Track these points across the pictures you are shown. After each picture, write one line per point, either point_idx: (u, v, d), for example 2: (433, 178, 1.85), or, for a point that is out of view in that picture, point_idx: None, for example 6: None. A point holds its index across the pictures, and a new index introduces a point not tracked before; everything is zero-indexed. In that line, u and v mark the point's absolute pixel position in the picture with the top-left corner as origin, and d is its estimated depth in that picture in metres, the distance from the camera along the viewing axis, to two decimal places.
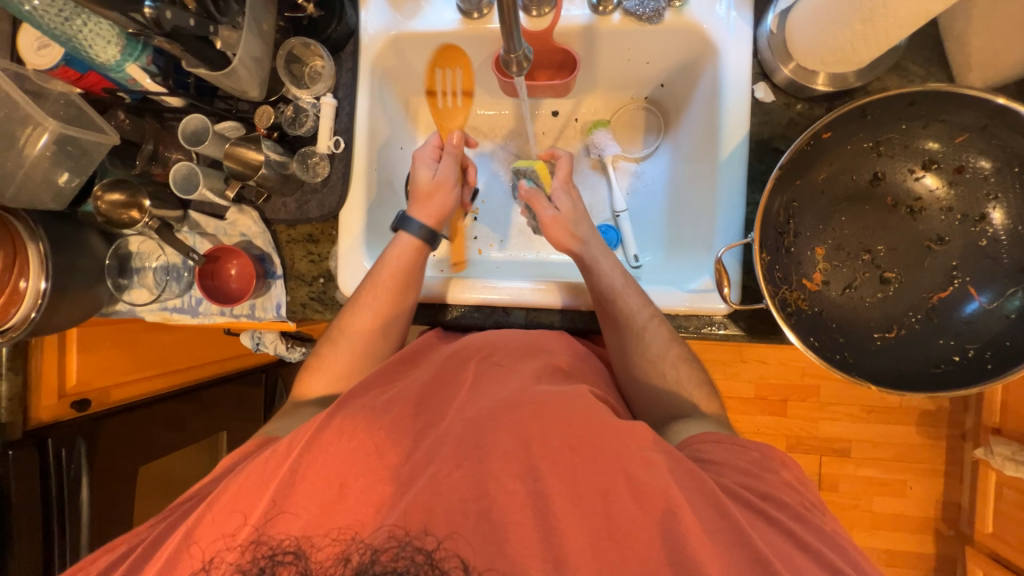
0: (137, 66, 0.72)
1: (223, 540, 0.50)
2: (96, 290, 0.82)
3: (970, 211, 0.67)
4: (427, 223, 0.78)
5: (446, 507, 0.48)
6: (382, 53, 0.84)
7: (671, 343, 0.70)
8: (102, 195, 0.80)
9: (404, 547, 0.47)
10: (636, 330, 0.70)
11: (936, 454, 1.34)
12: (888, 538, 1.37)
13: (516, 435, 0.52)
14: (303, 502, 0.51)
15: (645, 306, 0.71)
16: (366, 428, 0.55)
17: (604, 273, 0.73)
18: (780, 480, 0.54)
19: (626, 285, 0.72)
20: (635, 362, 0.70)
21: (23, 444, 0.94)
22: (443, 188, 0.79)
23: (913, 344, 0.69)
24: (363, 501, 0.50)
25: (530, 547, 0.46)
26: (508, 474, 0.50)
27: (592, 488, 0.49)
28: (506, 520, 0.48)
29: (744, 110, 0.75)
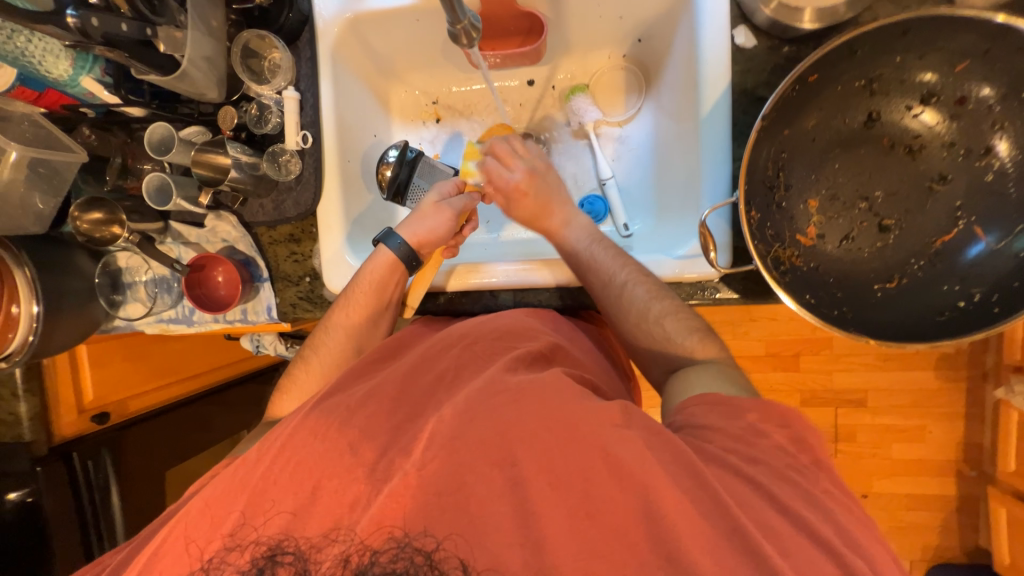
0: (92, 79, 0.71)
1: (222, 542, 0.51)
2: (91, 307, 0.84)
3: (974, 145, 0.63)
4: (406, 240, 0.73)
5: (431, 497, 0.49)
6: (341, 37, 0.80)
7: (671, 314, 0.66)
8: (80, 215, 0.80)
9: (404, 548, 0.48)
10: (654, 322, 0.66)
11: (954, 397, 1.32)
12: (908, 484, 1.36)
13: (496, 422, 0.52)
14: (286, 501, 0.51)
15: (640, 286, 0.67)
16: (341, 426, 0.55)
17: (593, 264, 0.70)
18: (772, 445, 0.52)
19: (631, 276, 0.68)
20: (626, 333, 0.68)
21: (51, 458, 0.98)
22: (441, 214, 0.75)
23: (916, 293, 0.66)
24: (342, 500, 0.51)
25: (508, 535, 0.47)
26: (485, 462, 0.50)
27: (575, 469, 0.49)
28: (486, 508, 0.48)
29: (724, 58, 0.70)
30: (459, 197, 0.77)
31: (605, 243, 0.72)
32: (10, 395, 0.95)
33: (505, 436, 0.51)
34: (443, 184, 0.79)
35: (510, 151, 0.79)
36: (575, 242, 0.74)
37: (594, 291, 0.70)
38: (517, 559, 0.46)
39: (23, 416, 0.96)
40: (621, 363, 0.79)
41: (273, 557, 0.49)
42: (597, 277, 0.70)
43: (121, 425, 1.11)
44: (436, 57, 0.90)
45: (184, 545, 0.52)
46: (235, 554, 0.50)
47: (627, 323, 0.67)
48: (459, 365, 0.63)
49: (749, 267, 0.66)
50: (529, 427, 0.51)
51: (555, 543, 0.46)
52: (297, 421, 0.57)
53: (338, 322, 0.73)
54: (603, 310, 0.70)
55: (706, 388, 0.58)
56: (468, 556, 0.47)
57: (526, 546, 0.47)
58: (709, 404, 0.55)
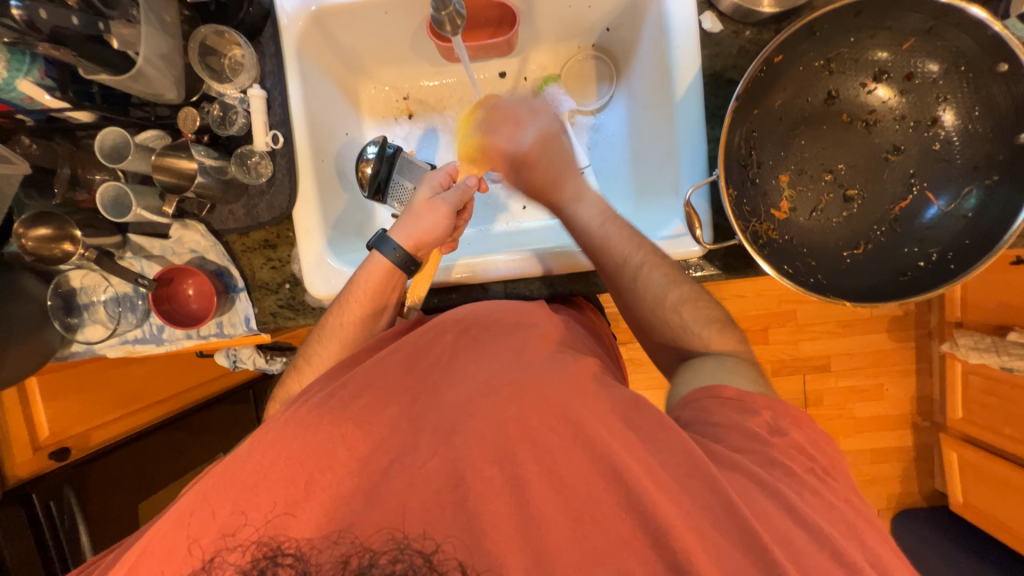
0: (31, 82, 0.63)
1: (221, 539, 0.46)
2: (45, 333, 0.77)
3: (922, 116, 0.68)
4: (403, 244, 0.70)
5: (431, 495, 0.47)
6: (305, 32, 0.77)
7: (691, 290, 0.67)
8: (26, 232, 0.73)
9: (403, 550, 0.45)
10: (670, 310, 0.67)
11: (907, 355, 1.42)
12: (873, 438, 1.46)
13: (493, 419, 0.50)
14: (279, 501, 0.47)
15: (661, 269, 0.67)
16: (331, 419, 0.52)
17: (615, 247, 0.68)
18: (789, 444, 0.52)
19: (646, 259, 0.67)
20: (642, 314, 0.69)
21: (8, 502, 0.91)
22: (437, 212, 0.71)
23: (881, 256, 0.71)
24: (336, 494, 0.48)
25: (511, 540, 0.45)
26: (484, 458, 0.48)
27: (573, 454, 0.49)
28: (483, 509, 0.46)
29: (693, 43, 0.72)
30: (454, 190, 0.73)
31: (620, 222, 0.70)
32: None
33: (505, 432, 0.50)
34: (436, 174, 0.75)
35: (523, 112, 0.77)
36: (586, 218, 0.71)
37: (606, 271, 0.69)
38: (518, 551, 0.45)
39: None
40: (608, 347, 0.79)
41: (275, 558, 0.45)
42: (609, 258, 0.69)
43: (82, 460, 1.02)
44: (404, 51, 0.88)
45: (158, 556, 0.46)
46: (234, 554, 0.45)
47: (644, 308, 0.68)
48: (454, 351, 0.61)
49: (731, 241, 0.69)
50: (531, 424, 0.50)
51: (555, 530, 0.45)
52: (294, 412, 0.54)
53: (332, 330, 0.70)
54: (618, 291, 0.69)
55: (718, 378, 0.59)
56: (466, 551, 0.45)
57: (524, 538, 0.45)
58: (720, 399, 0.56)
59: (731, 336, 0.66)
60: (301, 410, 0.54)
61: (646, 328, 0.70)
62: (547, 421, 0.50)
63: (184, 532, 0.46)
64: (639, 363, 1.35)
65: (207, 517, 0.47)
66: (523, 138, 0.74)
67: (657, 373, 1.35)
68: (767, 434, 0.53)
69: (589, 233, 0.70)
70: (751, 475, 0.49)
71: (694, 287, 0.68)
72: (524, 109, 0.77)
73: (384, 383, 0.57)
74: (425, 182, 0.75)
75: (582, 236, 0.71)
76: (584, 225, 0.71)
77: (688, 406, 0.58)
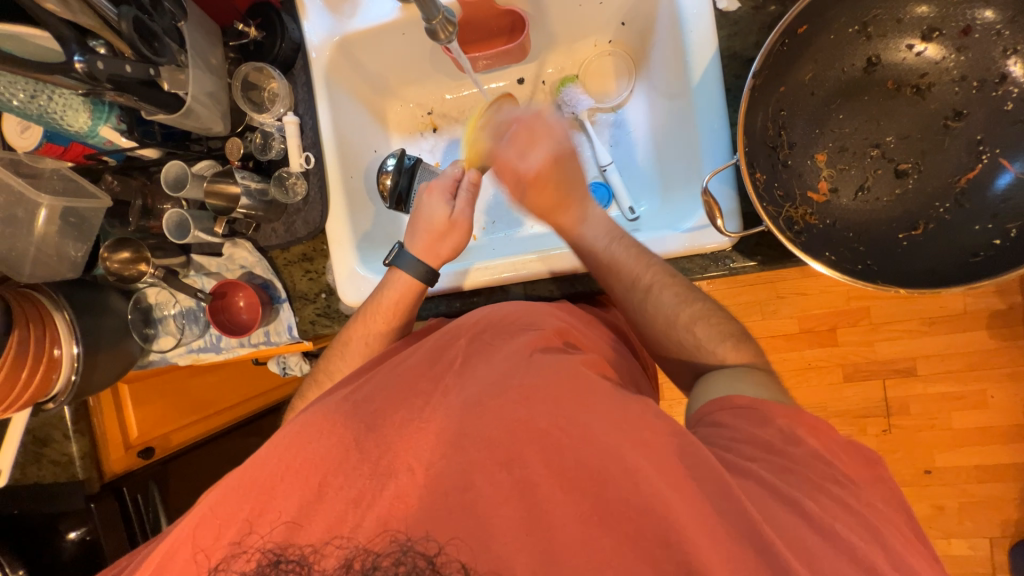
0: (109, 127, 0.75)
1: (229, 547, 0.49)
2: (126, 345, 0.88)
3: (987, 75, 0.60)
4: (427, 263, 0.74)
5: (438, 496, 0.47)
6: (332, 61, 0.83)
7: (694, 305, 0.64)
8: (111, 256, 0.85)
9: (404, 551, 0.45)
10: (684, 329, 0.64)
11: (1016, 355, 1.22)
12: (974, 453, 1.26)
13: (500, 422, 0.50)
14: (290, 507, 0.49)
15: (673, 290, 0.65)
16: (345, 423, 0.53)
17: (625, 268, 0.67)
18: (806, 452, 0.49)
19: (656, 278, 0.65)
20: (653, 334, 0.66)
21: (102, 495, 1.00)
22: (456, 229, 0.75)
23: (945, 236, 0.63)
24: (347, 495, 0.48)
25: (516, 543, 0.45)
26: (491, 461, 0.48)
27: (581, 457, 0.47)
28: (488, 512, 0.46)
29: (709, 26, 0.69)
30: (464, 199, 0.75)
31: (625, 241, 0.69)
32: (63, 437, 0.97)
33: (513, 434, 0.49)
34: (442, 182, 0.76)
35: (534, 131, 0.72)
36: (593, 239, 0.70)
37: (616, 293, 0.68)
38: (524, 554, 0.44)
39: (75, 456, 0.97)
40: (639, 349, 0.76)
41: (279, 562, 0.47)
42: (619, 280, 0.67)
43: (165, 459, 1.16)
44: (424, 68, 0.92)
45: (198, 544, 0.50)
46: (240, 561, 0.48)
47: (655, 328, 0.66)
48: (468, 353, 0.60)
49: (760, 229, 0.64)
50: (538, 426, 0.49)
51: (562, 534, 0.45)
52: (310, 415, 0.56)
53: (355, 346, 0.74)
54: (626, 310, 0.68)
55: (728, 390, 0.55)
56: (468, 554, 0.45)
57: (531, 541, 0.45)
58: (730, 409, 0.53)
59: (749, 351, 0.61)
60: (317, 414, 0.55)
61: (655, 341, 0.67)
62: (554, 421, 0.49)
63: (216, 525, 0.50)
64: None
65: (236, 511, 0.50)
66: (532, 160, 0.70)
67: None
68: (781, 443, 0.49)
69: (600, 256, 0.69)
70: (770, 489, 0.46)
71: (706, 303, 0.65)
72: (533, 128, 0.72)
73: (397, 384, 0.58)
74: (436, 197, 0.75)
75: (593, 261, 0.70)
76: (591, 248, 0.70)
77: (702, 420, 0.55)
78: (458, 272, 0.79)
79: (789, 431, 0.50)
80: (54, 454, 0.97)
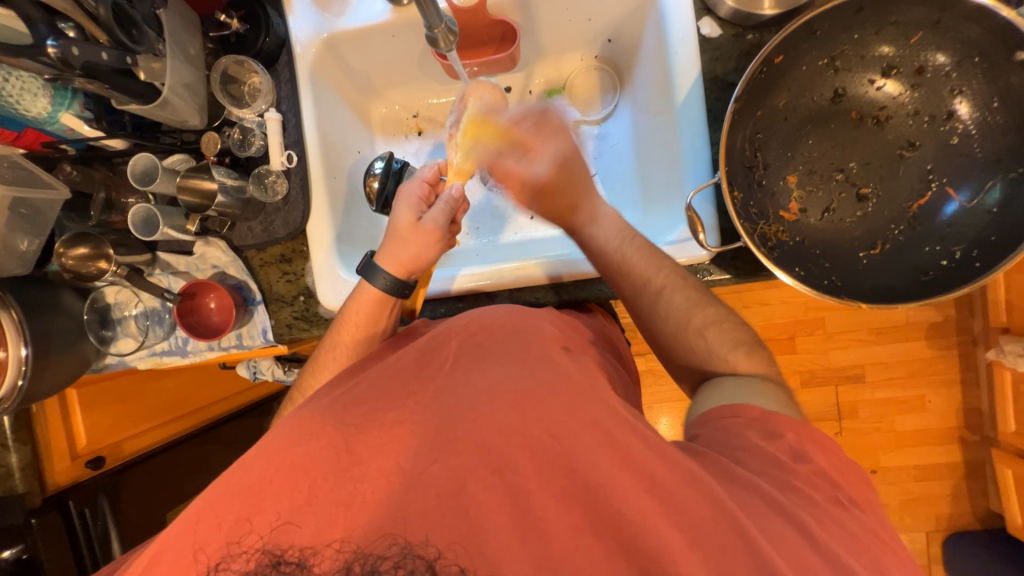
0: (72, 115, 0.70)
1: (227, 547, 0.46)
2: (81, 347, 0.82)
3: (936, 111, 0.67)
4: (391, 270, 0.72)
5: (430, 501, 0.46)
6: (318, 58, 0.81)
7: (705, 308, 0.67)
8: (66, 251, 0.80)
9: (404, 556, 0.44)
10: (695, 333, 0.67)
11: (949, 364, 1.34)
12: (914, 454, 1.37)
13: (494, 426, 0.50)
14: (284, 509, 0.47)
15: (685, 294, 0.67)
16: (336, 426, 0.52)
17: (637, 269, 0.68)
18: (810, 470, 0.53)
19: (667, 280, 0.68)
20: (664, 338, 0.69)
21: (46, 509, 0.93)
22: (421, 235, 0.71)
23: (899, 256, 0.69)
24: (337, 498, 0.47)
25: (509, 548, 0.44)
26: (484, 466, 0.48)
27: (572, 464, 0.48)
28: (482, 519, 0.45)
29: (693, 49, 0.73)
30: (440, 209, 0.73)
31: (636, 241, 0.70)
32: (1, 446, 0.89)
33: (507, 441, 0.49)
34: (412, 188, 0.75)
35: (533, 135, 0.79)
36: (604, 238, 0.71)
37: (626, 294, 0.70)
38: (517, 559, 0.44)
39: (14, 468, 0.89)
40: (621, 352, 0.78)
41: (278, 564, 0.44)
42: (630, 282, 0.69)
43: (115, 470, 1.07)
44: (413, 71, 0.91)
45: (184, 548, 0.47)
46: (238, 562, 0.45)
47: (667, 331, 0.68)
48: (459, 357, 0.60)
49: (738, 244, 0.67)
50: (530, 433, 0.49)
51: (555, 536, 0.45)
52: (302, 418, 0.54)
53: (325, 364, 0.73)
54: (637, 312, 0.70)
55: (738, 397, 0.59)
56: (467, 558, 0.44)
57: (525, 547, 0.44)
58: (745, 419, 0.56)
59: (760, 359, 0.65)
60: (305, 417, 0.54)
61: (665, 346, 0.70)
62: (547, 429, 0.49)
63: (190, 540, 0.47)
64: (659, 374, 1.32)
65: (225, 513, 0.47)
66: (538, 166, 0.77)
67: (674, 385, 1.32)
68: (789, 459, 0.53)
69: (609, 257, 0.70)
70: (761, 492, 0.49)
71: (717, 306, 0.68)
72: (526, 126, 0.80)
73: (387, 387, 0.57)
74: (405, 200, 0.74)
75: (600, 263, 0.72)
76: (604, 246, 0.71)
77: (707, 423, 0.59)
78: (450, 276, 0.79)
79: (770, 444, 0.54)
80: None
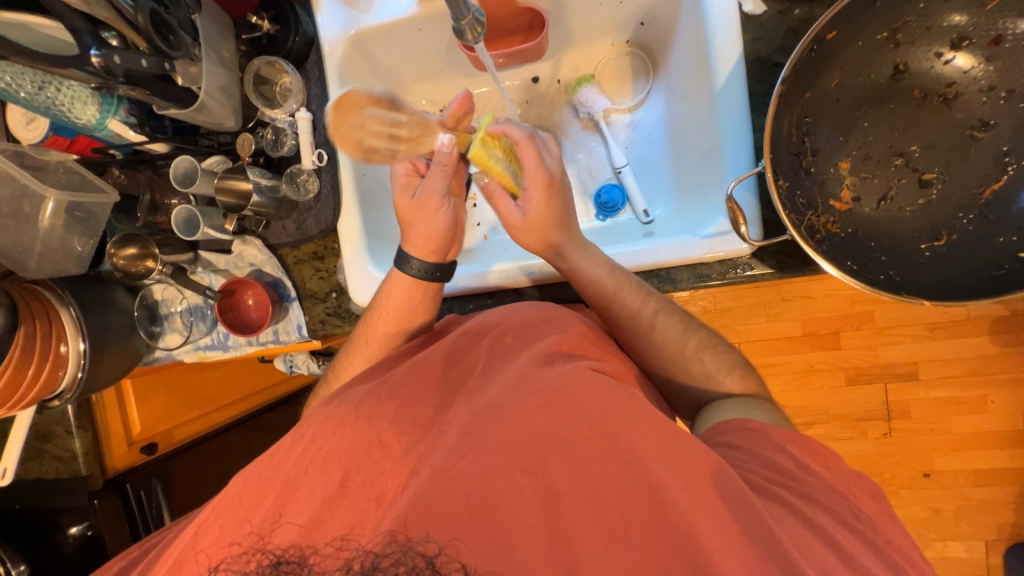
0: (118, 120, 0.74)
1: (232, 547, 0.48)
2: (133, 341, 0.87)
3: (1017, 85, 0.60)
4: (425, 259, 0.74)
5: (457, 498, 0.45)
6: (346, 55, 0.81)
7: (691, 333, 0.67)
8: (117, 252, 0.84)
9: (405, 553, 0.43)
10: (691, 358, 0.66)
11: (1016, 363, 1.22)
12: (975, 458, 1.27)
13: (525, 425, 0.48)
14: (304, 510, 0.48)
15: (677, 322, 0.68)
16: (368, 419, 0.52)
17: (627, 301, 0.67)
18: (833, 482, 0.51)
19: (658, 309, 0.68)
20: (656, 363, 0.68)
21: (106, 491, 0.99)
22: (423, 212, 0.71)
23: (967, 247, 0.63)
24: (368, 494, 0.48)
25: (538, 551, 0.43)
26: (513, 467, 0.46)
27: (602, 465, 0.46)
28: (511, 522, 0.44)
29: (734, 30, 0.68)
30: (437, 173, 0.68)
31: (625, 275, 0.69)
32: (65, 432, 0.95)
33: (537, 442, 0.47)
34: (400, 171, 0.73)
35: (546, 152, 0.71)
36: (594, 271, 0.68)
37: (617, 323, 0.68)
38: (544, 563, 0.43)
39: (78, 452, 0.96)
40: None
41: (278, 563, 0.45)
42: (621, 311, 0.67)
43: (167, 455, 1.14)
44: (439, 65, 0.90)
45: (208, 544, 0.49)
46: (239, 562, 0.46)
47: (659, 357, 0.67)
48: (489, 357, 0.61)
49: (782, 237, 0.63)
50: (562, 435, 0.47)
51: (584, 543, 0.43)
52: (331, 410, 0.55)
53: (359, 347, 0.74)
54: (628, 340, 0.69)
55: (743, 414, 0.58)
56: (470, 555, 0.43)
57: (551, 552, 0.43)
58: (745, 430, 0.55)
59: (754, 379, 0.65)
60: (337, 411, 0.55)
61: (660, 372, 0.69)
62: (577, 430, 0.48)
63: (232, 526, 0.49)
64: None
65: (255, 507, 0.50)
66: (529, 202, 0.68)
67: None
68: (810, 464, 0.51)
69: (600, 292, 0.67)
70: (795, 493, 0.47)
71: (704, 332, 0.69)
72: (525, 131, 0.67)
73: (417, 387, 0.57)
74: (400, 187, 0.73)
75: (589, 295, 0.69)
76: (598, 271, 0.68)
77: (714, 437, 0.57)
78: (473, 270, 0.79)
79: None
80: (56, 449, 0.96)
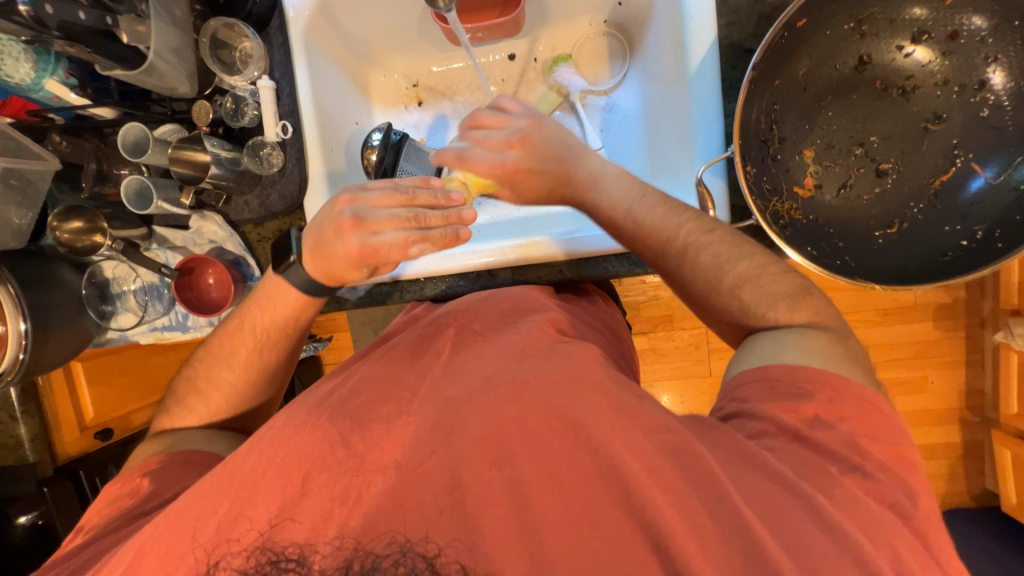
0: (56, 81, 0.70)
1: (211, 545, 0.46)
2: (81, 321, 0.82)
3: (968, 80, 0.63)
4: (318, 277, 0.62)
5: (428, 499, 0.46)
6: (312, 22, 0.77)
7: (739, 259, 0.59)
8: (60, 224, 0.78)
9: (404, 554, 0.44)
10: (727, 293, 0.58)
11: (956, 345, 1.32)
12: (915, 434, 1.37)
13: (492, 418, 0.48)
14: (269, 508, 0.47)
15: (717, 250, 0.59)
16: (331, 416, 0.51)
17: (656, 228, 0.61)
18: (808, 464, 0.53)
19: (691, 238, 0.60)
20: (698, 299, 0.61)
21: (57, 478, 0.94)
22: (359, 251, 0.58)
23: (916, 235, 0.66)
24: (331, 494, 0.47)
25: (507, 541, 0.44)
26: (482, 459, 0.47)
27: (570, 454, 0.47)
28: (480, 513, 0.45)
29: (710, 12, 0.68)
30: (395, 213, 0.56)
31: (653, 199, 0.62)
32: (9, 418, 0.89)
33: (504, 433, 0.48)
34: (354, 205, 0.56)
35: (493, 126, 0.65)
36: (612, 202, 0.63)
37: (648, 258, 0.62)
38: (514, 552, 0.44)
39: (24, 438, 0.91)
40: (622, 339, 0.76)
41: (277, 562, 0.45)
42: (651, 243, 0.61)
43: (122, 441, 1.10)
44: (411, 36, 0.87)
45: (163, 548, 0.47)
46: (238, 558, 0.46)
47: (699, 291, 0.60)
48: (455, 343, 0.61)
49: (747, 222, 0.65)
50: (530, 424, 0.48)
51: (552, 531, 0.44)
52: (289, 414, 0.54)
53: (222, 355, 0.67)
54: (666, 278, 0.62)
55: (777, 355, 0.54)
56: (467, 555, 0.44)
57: (521, 543, 0.44)
58: (767, 382, 0.52)
59: (802, 310, 0.57)
60: (297, 412, 0.53)
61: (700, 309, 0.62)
62: (546, 420, 0.48)
63: (187, 524, 0.47)
64: (662, 354, 1.31)
65: (215, 508, 0.47)
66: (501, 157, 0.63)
67: (677, 364, 1.31)
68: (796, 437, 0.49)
69: (619, 223, 0.62)
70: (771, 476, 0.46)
71: (755, 259, 0.59)
72: (498, 137, 0.64)
73: (381, 376, 0.56)
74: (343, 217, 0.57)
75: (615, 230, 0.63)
76: (613, 212, 0.63)
77: (732, 393, 0.55)
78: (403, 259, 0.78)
79: None
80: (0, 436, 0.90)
